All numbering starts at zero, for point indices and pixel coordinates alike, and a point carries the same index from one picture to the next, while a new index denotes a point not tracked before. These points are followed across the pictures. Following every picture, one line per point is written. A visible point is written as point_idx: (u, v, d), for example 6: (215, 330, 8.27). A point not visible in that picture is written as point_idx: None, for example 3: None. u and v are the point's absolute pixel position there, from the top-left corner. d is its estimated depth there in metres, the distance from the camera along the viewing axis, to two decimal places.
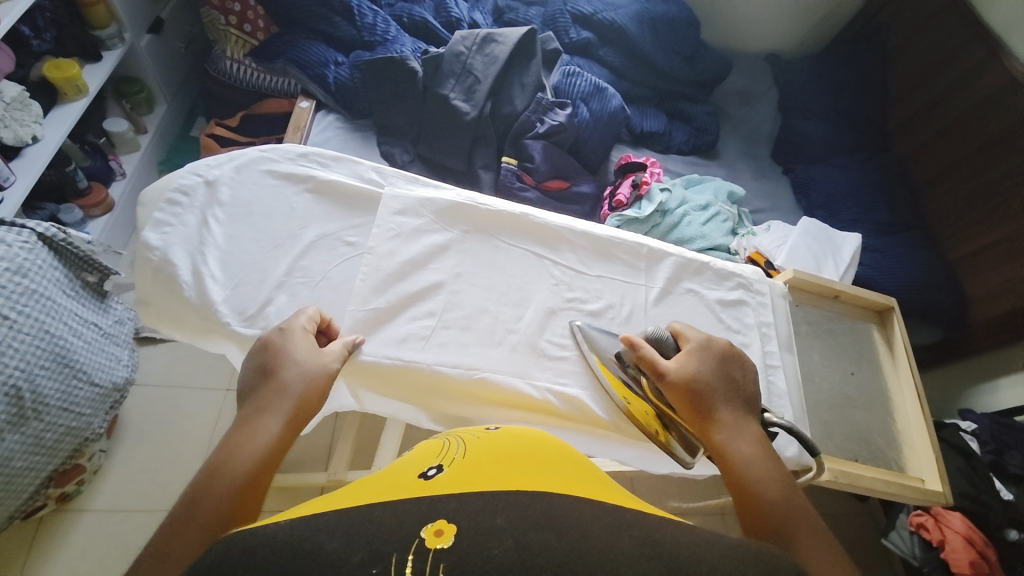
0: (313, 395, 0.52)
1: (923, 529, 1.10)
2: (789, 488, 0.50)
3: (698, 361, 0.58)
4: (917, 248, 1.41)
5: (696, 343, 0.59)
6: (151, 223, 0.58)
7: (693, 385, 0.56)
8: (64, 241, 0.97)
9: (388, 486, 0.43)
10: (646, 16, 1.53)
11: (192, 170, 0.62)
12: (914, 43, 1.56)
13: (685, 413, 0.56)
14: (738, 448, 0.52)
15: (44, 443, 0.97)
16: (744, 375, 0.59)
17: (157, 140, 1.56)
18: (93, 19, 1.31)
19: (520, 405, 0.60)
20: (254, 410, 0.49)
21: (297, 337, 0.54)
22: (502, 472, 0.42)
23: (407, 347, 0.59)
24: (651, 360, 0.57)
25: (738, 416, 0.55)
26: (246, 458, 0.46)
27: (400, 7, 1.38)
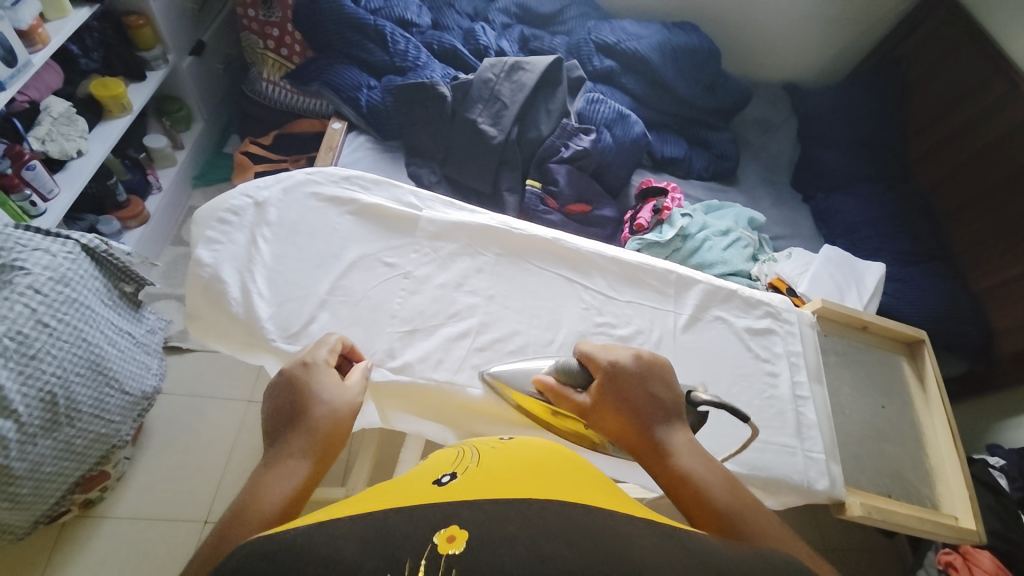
0: (340, 431, 0.50)
1: (952, 568, 1.04)
2: (733, 488, 0.47)
3: (611, 390, 0.53)
4: (941, 279, 1.39)
5: (605, 368, 0.55)
6: (204, 241, 0.61)
7: (611, 409, 0.53)
8: (104, 251, 1.02)
9: (403, 492, 0.43)
10: (668, 46, 1.57)
11: (243, 191, 0.64)
12: (934, 75, 1.58)
13: (618, 438, 0.53)
14: (674, 463, 0.49)
15: (74, 448, 0.99)
16: (667, 387, 0.54)
17: (192, 156, 1.62)
18: (139, 41, 1.37)
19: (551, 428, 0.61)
20: (279, 453, 0.47)
21: (322, 373, 0.53)
22: (514, 480, 0.42)
23: (442, 368, 0.60)
24: (567, 395, 0.55)
25: (666, 429, 0.52)
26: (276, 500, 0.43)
27: (431, 35, 1.43)
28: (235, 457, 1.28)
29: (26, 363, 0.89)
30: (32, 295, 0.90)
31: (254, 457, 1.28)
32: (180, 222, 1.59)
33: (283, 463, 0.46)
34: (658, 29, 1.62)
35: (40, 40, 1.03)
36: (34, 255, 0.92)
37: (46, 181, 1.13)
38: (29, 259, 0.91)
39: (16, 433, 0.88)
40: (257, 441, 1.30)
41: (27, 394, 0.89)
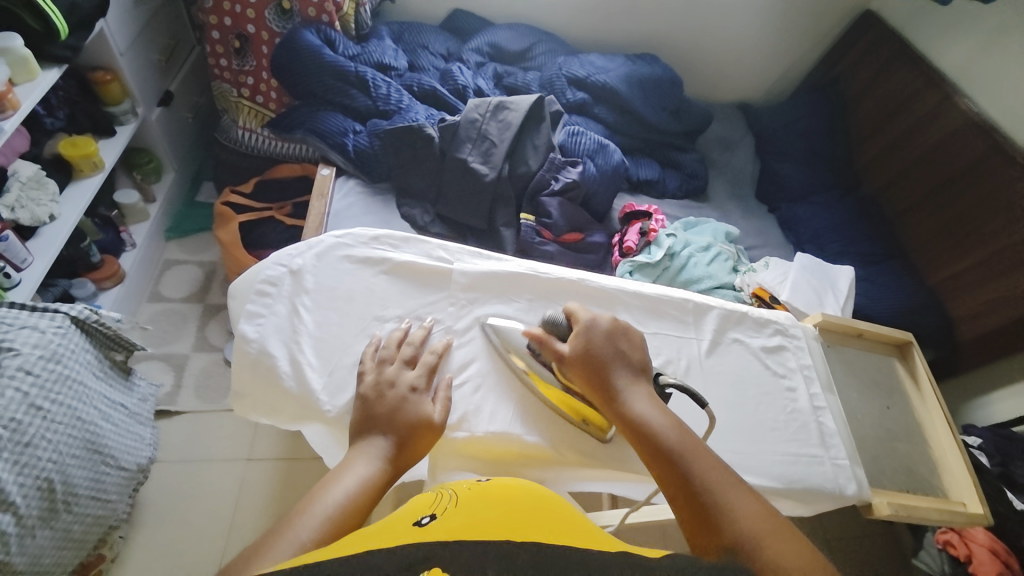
0: (422, 441, 0.56)
1: (951, 545, 1.13)
2: (682, 432, 0.55)
3: (585, 340, 0.60)
4: (901, 276, 1.52)
5: (583, 322, 0.62)
6: (245, 315, 0.61)
7: (585, 361, 0.60)
8: (95, 322, 0.97)
9: (382, 531, 0.42)
10: (634, 77, 1.67)
11: (276, 260, 0.65)
12: (871, 90, 1.74)
13: (584, 387, 0.60)
14: (634, 406, 0.57)
15: (72, 536, 0.92)
16: (633, 345, 0.62)
17: (165, 209, 1.56)
18: (107, 96, 1.32)
19: (604, 467, 0.63)
20: (355, 454, 0.53)
21: (424, 403, 0.58)
22: (490, 521, 0.43)
23: (495, 419, 0.62)
24: (551, 344, 0.61)
25: (630, 379, 0.60)
26: (349, 487, 0.50)
27: (410, 77, 1.46)
28: (239, 522, 1.21)
29: (20, 452, 0.82)
30: (23, 377, 0.85)
31: (258, 520, 1.22)
32: (155, 278, 1.52)
33: (357, 459, 0.52)
34: (623, 61, 1.72)
35: (10, 106, 0.98)
36: (22, 334, 0.87)
37: (20, 250, 1.07)
38: (17, 338, 0.86)
39: (15, 527, 0.82)
40: (261, 502, 1.24)
41: (23, 485, 0.82)
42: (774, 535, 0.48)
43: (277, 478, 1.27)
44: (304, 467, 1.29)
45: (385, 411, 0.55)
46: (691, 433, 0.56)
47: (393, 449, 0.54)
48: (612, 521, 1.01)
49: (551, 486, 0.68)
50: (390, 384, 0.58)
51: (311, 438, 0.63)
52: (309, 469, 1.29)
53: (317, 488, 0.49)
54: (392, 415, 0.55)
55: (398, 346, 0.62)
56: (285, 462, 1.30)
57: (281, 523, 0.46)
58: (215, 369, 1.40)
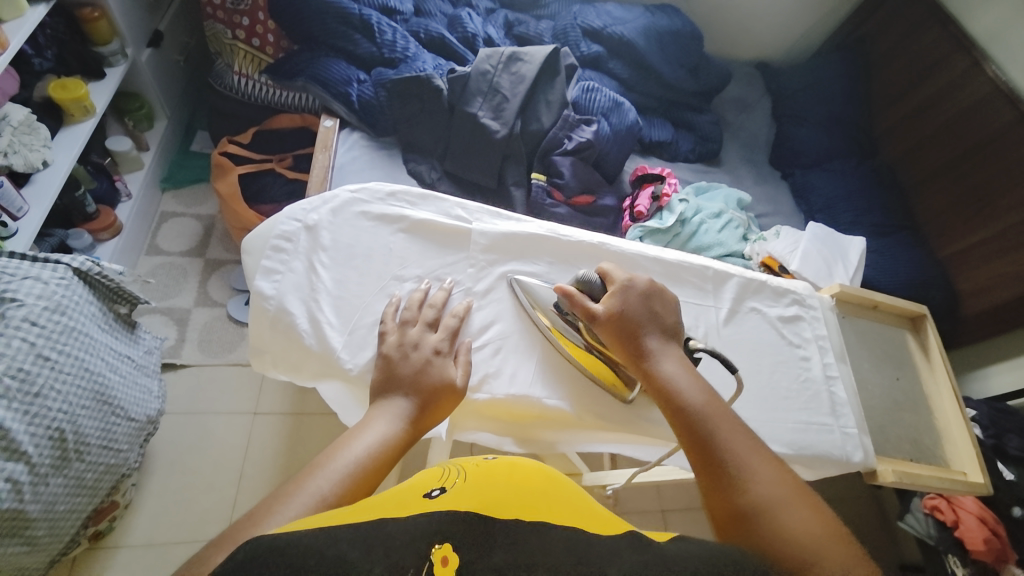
0: (444, 403, 0.55)
1: (938, 511, 1.18)
2: (709, 396, 0.56)
3: (622, 301, 0.60)
4: (911, 248, 1.52)
5: (620, 283, 0.61)
6: (261, 271, 0.60)
7: (619, 322, 0.59)
8: (98, 274, 0.95)
9: (390, 501, 0.42)
10: (653, 30, 1.59)
11: (291, 216, 0.63)
12: (899, 52, 1.67)
13: (614, 348, 0.60)
14: (664, 369, 0.57)
15: (84, 483, 0.94)
16: (667, 308, 0.61)
17: (159, 158, 1.50)
18: (95, 35, 1.24)
19: (621, 429, 0.64)
20: (375, 413, 0.52)
21: (446, 366, 0.57)
22: (500, 499, 0.44)
23: (516, 382, 0.62)
24: (584, 304, 0.60)
25: (661, 341, 0.59)
26: (370, 444, 0.49)
27: (416, 23, 1.38)
28: (247, 473, 1.24)
29: (30, 402, 0.83)
30: (29, 328, 0.84)
31: (266, 471, 1.24)
32: (153, 230, 1.48)
33: (378, 416, 0.52)
34: (641, 11, 1.62)
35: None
36: (25, 285, 0.86)
37: (15, 198, 1.03)
38: (21, 289, 0.85)
39: (28, 475, 0.83)
40: (269, 455, 1.26)
41: (34, 434, 0.83)
42: (794, 503, 0.48)
43: (282, 432, 1.29)
44: (310, 421, 1.31)
45: (409, 372, 0.55)
46: (718, 398, 0.56)
47: (414, 409, 0.53)
48: (616, 479, 1.04)
49: (563, 447, 0.69)
50: (414, 346, 0.57)
51: (328, 397, 0.63)
52: (315, 424, 1.31)
53: (339, 441, 0.49)
54: (415, 377, 0.55)
55: (419, 307, 0.60)
56: (292, 417, 1.31)
57: (303, 474, 0.46)
58: (218, 324, 1.39)
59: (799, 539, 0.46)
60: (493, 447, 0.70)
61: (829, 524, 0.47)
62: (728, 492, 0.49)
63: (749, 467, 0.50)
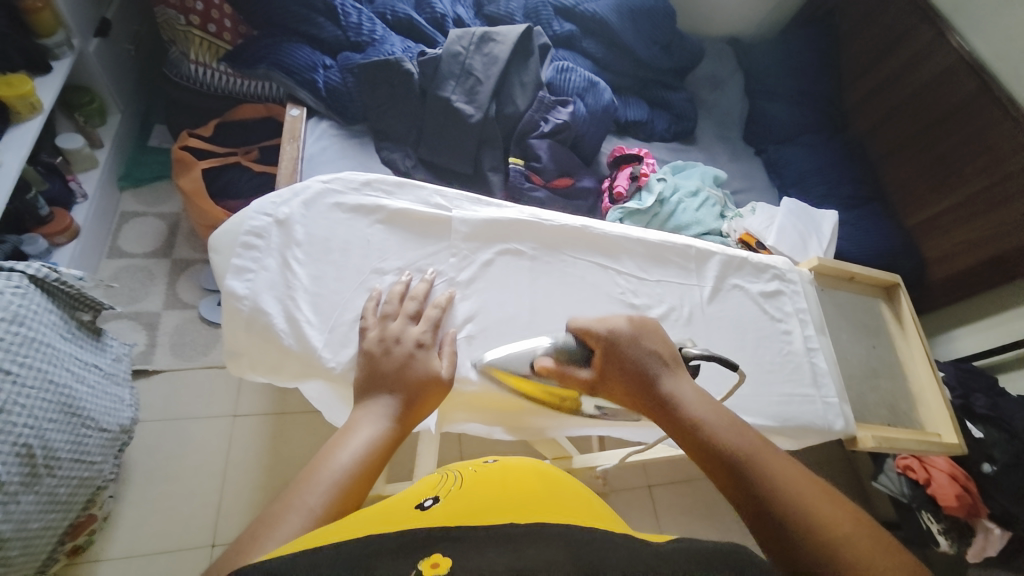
0: (431, 398, 0.54)
1: (910, 470, 1.24)
2: (733, 425, 0.54)
3: (615, 356, 0.58)
4: (880, 219, 1.56)
5: (605, 339, 0.59)
6: (232, 270, 0.57)
7: (621, 374, 0.58)
8: (56, 280, 0.90)
9: (384, 512, 0.42)
10: (625, 7, 1.57)
11: (259, 210, 0.60)
12: (867, 24, 1.69)
13: (626, 398, 0.58)
14: (682, 406, 0.56)
15: (58, 499, 0.90)
16: (661, 341, 0.60)
17: (114, 154, 1.42)
18: (38, 26, 1.15)
19: (608, 412, 0.64)
20: (359, 418, 0.50)
21: (431, 359, 0.56)
22: (493, 504, 0.43)
23: (503, 372, 0.61)
24: (571, 374, 0.58)
25: (671, 380, 0.58)
26: (356, 450, 0.48)
27: (382, 4, 1.32)
28: (231, 477, 1.21)
29: None
30: None
31: (251, 473, 1.22)
32: (113, 232, 1.41)
33: (363, 420, 0.50)
34: None
35: None
36: None
37: None
38: None
39: None
40: (253, 457, 1.24)
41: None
42: (846, 521, 0.47)
43: (266, 433, 1.27)
44: (293, 421, 1.29)
45: (393, 368, 0.54)
46: (742, 425, 0.55)
47: (400, 407, 0.52)
48: (605, 460, 1.06)
49: (552, 433, 0.69)
50: (397, 340, 0.55)
51: (311, 397, 0.61)
52: (299, 423, 1.29)
53: (326, 450, 0.47)
54: (399, 372, 0.53)
55: (400, 300, 0.59)
56: (274, 417, 1.29)
57: (289, 491, 0.43)
58: (191, 326, 1.34)
59: (852, 542, 0.46)
60: (482, 435, 0.70)
61: (868, 517, 0.48)
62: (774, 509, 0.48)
63: (782, 478, 0.50)
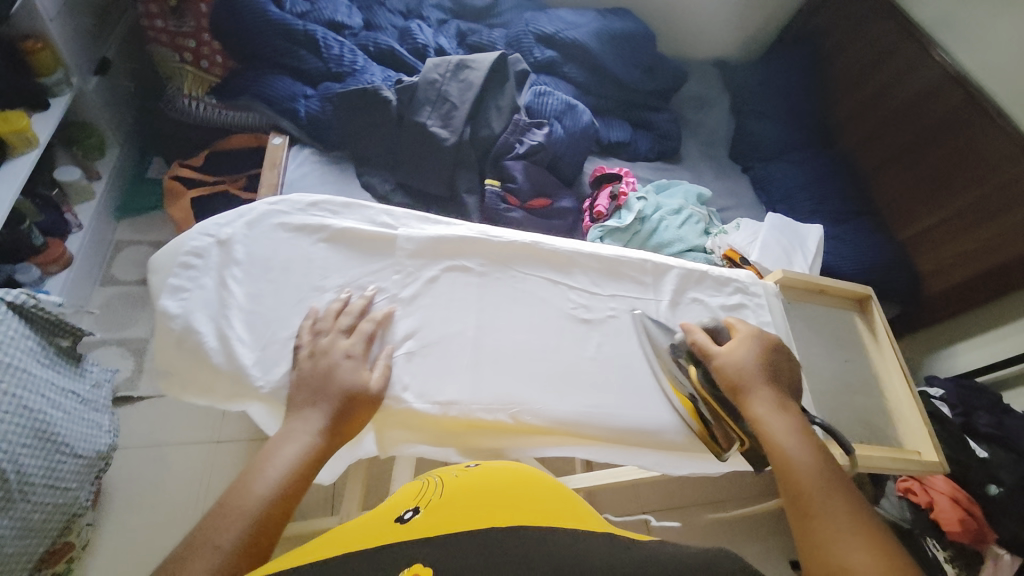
0: (359, 411, 0.55)
1: (912, 492, 1.18)
2: (825, 461, 0.53)
3: (745, 353, 0.60)
4: (871, 233, 1.53)
5: (749, 336, 0.62)
6: (168, 290, 0.57)
7: (734, 370, 0.59)
8: (34, 306, 0.92)
9: (367, 531, 0.46)
10: (605, 33, 1.60)
11: (201, 231, 0.61)
12: (849, 42, 1.70)
13: (728, 396, 0.59)
14: (773, 422, 0.56)
15: (32, 525, 0.90)
16: (786, 362, 0.62)
17: (111, 186, 1.47)
18: (37, 66, 1.21)
19: (552, 433, 0.61)
20: (282, 438, 0.50)
21: (362, 370, 0.56)
22: (471, 509, 0.47)
23: (442, 390, 0.60)
24: (709, 352, 0.61)
25: (774, 394, 0.58)
26: (279, 473, 0.47)
27: (365, 37, 1.37)
28: (210, 502, 1.20)
29: None
30: None
31: None
32: (108, 260, 1.46)
33: (284, 442, 0.50)
34: (594, 15, 1.64)
35: None
36: None
37: None
38: None
39: None
40: None
41: None
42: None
43: (246, 458, 1.26)
44: None
45: (319, 382, 0.54)
46: (834, 463, 0.53)
47: (327, 422, 0.52)
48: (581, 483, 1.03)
49: (514, 454, 0.63)
50: (325, 354, 0.56)
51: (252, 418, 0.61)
52: None
53: (245, 478, 0.46)
54: (323, 384, 0.54)
55: (335, 317, 0.59)
56: (255, 442, 1.28)
57: (205, 526, 0.42)
58: None
59: None
60: (439, 460, 0.64)
61: None
62: (815, 537, 0.47)
63: (848, 534, 0.46)
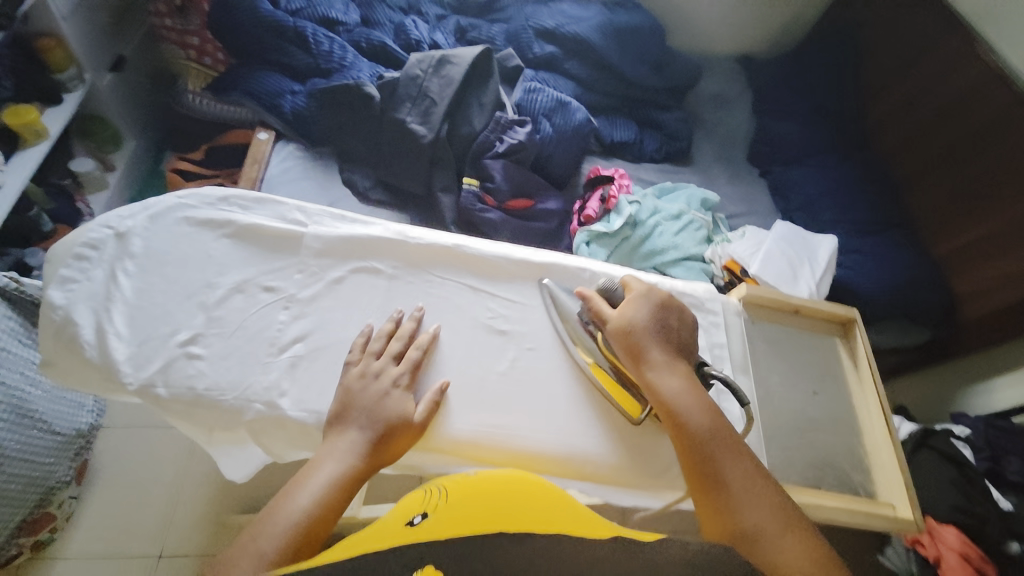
0: (406, 433, 0.58)
1: (920, 544, 1.05)
2: (713, 416, 0.60)
3: (635, 314, 0.64)
4: (901, 247, 1.37)
5: (639, 294, 0.66)
6: (56, 280, 0.58)
7: (628, 335, 0.63)
8: (16, 289, 0.96)
9: (376, 535, 0.45)
10: (610, 27, 1.52)
11: (103, 223, 0.62)
12: (887, 36, 1.54)
13: (624, 361, 0.63)
14: (668, 385, 0.61)
15: (6, 495, 0.96)
16: (678, 320, 0.65)
17: (125, 177, 1.54)
18: (51, 63, 1.29)
19: (434, 449, 0.60)
20: (322, 455, 0.55)
21: (405, 399, 0.59)
22: (484, 512, 0.46)
23: (318, 404, 0.59)
24: (599, 312, 0.65)
25: (668, 357, 0.62)
26: (317, 488, 0.52)
27: (359, 33, 1.37)
28: (187, 486, 1.23)
29: None
30: None
31: (204, 487, 1.23)
32: None
33: (325, 458, 0.54)
34: (600, 9, 1.56)
35: None
36: None
37: None
38: None
39: None
40: (208, 471, 1.25)
41: None
42: (779, 525, 0.54)
43: None
44: None
45: None
46: (721, 417, 0.60)
47: (370, 444, 0.56)
48: None
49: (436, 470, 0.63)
50: None
51: None
52: None
53: (288, 491, 0.52)
54: (372, 407, 0.57)
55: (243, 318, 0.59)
56: None
57: (247, 538, 0.48)
58: None
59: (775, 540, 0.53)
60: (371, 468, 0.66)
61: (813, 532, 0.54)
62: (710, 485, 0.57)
63: (736, 476, 0.56)
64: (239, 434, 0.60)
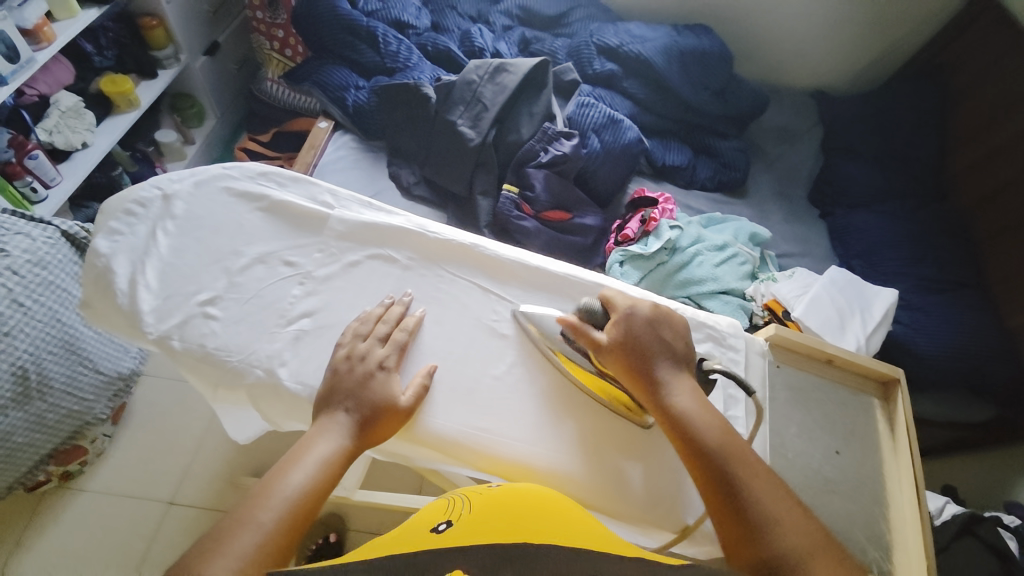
0: (393, 416, 0.58)
1: None
2: (726, 434, 0.57)
3: (626, 329, 0.61)
4: (971, 311, 1.24)
5: (622, 311, 0.62)
6: (105, 231, 0.64)
7: (627, 350, 0.60)
8: (85, 238, 1.06)
9: (403, 541, 0.46)
10: (675, 50, 1.50)
11: (154, 184, 0.67)
12: (982, 82, 1.42)
13: (626, 378, 0.61)
14: (677, 403, 0.58)
15: (46, 422, 1.05)
16: (677, 335, 0.62)
17: (201, 151, 1.67)
18: (152, 41, 1.43)
19: (418, 444, 0.60)
20: (314, 433, 0.56)
21: (393, 385, 0.60)
22: (508, 520, 0.46)
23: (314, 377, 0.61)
24: (586, 332, 0.62)
25: (674, 373, 0.60)
26: (311, 465, 0.54)
27: (427, 36, 1.42)
28: (206, 443, 1.30)
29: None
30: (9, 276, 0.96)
31: (222, 446, 1.30)
32: None
33: (317, 437, 0.56)
34: (667, 31, 1.54)
35: (45, 38, 1.12)
36: (15, 239, 0.97)
37: (48, 169, 1.21)
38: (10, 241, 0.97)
39: None
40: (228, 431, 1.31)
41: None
42: (812, 553, 0.50)
43: None
44: None
45: None
46: (734, 434, 0.57)
47: (355, 425, 0.57)
48: None
49: (422, 462, 0.64)
50: None
51: None
52: None
53: (283, 466, 0.54)
54: (359, 391, 0.58)
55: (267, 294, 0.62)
56: None
57: (241, 507, 0.50)
58: None
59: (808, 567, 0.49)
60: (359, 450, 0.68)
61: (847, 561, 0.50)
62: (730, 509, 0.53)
63: (758, 496, 0.53)
64: (240, 396, 0.62)
